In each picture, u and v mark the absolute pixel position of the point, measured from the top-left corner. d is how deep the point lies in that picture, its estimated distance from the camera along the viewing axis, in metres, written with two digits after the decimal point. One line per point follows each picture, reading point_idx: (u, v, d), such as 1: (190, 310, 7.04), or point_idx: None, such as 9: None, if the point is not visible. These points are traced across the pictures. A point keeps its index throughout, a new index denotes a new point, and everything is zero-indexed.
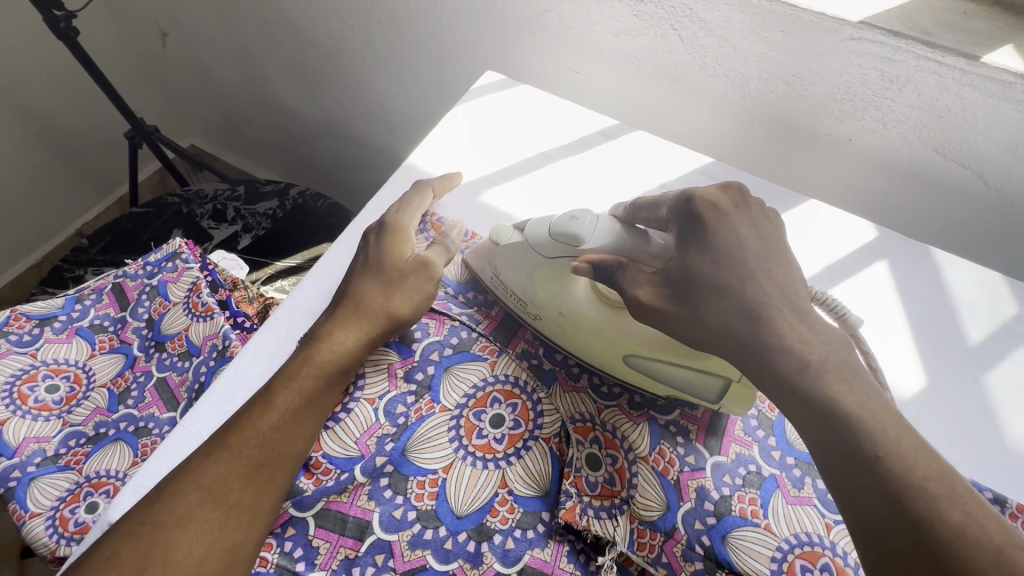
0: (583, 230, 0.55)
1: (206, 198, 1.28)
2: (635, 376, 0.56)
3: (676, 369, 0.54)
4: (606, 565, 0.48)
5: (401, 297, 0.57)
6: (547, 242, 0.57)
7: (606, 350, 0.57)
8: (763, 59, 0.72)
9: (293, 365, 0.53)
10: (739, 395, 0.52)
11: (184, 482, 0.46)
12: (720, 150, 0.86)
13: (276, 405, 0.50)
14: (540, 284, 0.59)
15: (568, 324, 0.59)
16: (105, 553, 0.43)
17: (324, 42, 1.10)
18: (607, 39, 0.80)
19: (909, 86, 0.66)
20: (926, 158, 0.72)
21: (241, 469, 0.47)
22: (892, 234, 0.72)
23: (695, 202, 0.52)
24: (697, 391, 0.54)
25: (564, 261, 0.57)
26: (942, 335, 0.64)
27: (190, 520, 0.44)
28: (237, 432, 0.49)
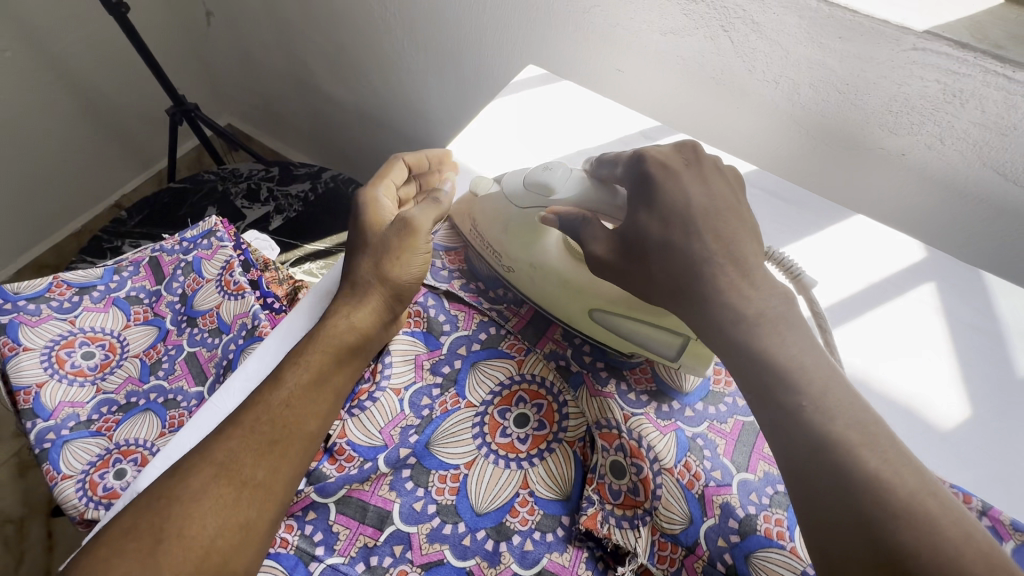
0: (554, 180, 0.60)
1: (240, 177, 1.30)
2: (598, 331, 0.58)
3: (637, 324, 0.56)
4: None
5: (393, 262, 0.56)
6: (522, 192, 0.62)
7: (572, 303, 0.59)
8: (816, 65, 0.69)
9: (301, 343, 0.53)
10: (696, 352, 0.53)
11: (200, 458, 0.47)
12: (763, 158, 0.84)
13: (285, 380, 0.51)
14: (513, 235, 0.63)
15: (538, 276, 0.61)
16: (125, 524, 0.44)
17: (364, 28, 1.10)
18: (654, 37, 0.78)
19: (972, 101, 0.63)
20: (985, 179, 0.68)
21: (253, 445, 0.47)
22: (944, 257, 0.69)
23: (647, 160, 0.53)
24: (657, 347, 0.55)
25: (535, 213, 0.62)
26: (990, 366, 0.61)
27: (203, 494, 0.45)
28: (247, 409, 0.49)
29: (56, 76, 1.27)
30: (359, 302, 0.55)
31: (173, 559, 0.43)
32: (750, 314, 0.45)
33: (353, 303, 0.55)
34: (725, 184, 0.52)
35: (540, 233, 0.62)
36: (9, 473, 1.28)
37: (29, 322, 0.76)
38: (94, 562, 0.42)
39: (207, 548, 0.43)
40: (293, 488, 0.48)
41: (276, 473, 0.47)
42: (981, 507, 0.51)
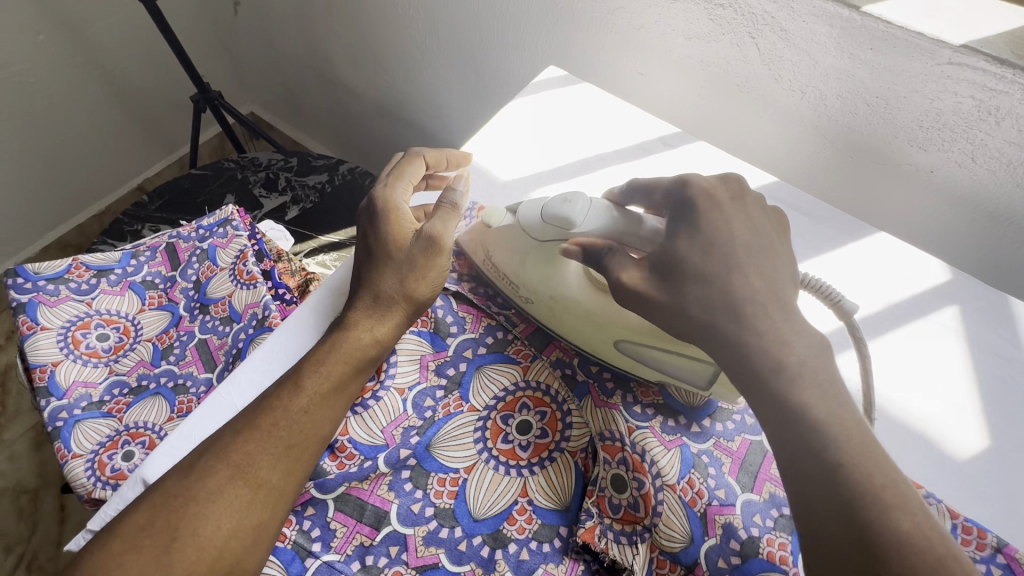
0: (574, 212, 0.56)
1: (260, 166, 1.32)
2: (627, 364, 0.57)
3: (662, 353, 0.54)
4: None
5: (418, 279, 0.55)
6: (539, 225, 0.58)
7: (596, 335, 0.58)
8: (846, 76, 0.67)
9: (321, 349, 0.52)
10: (725, 383, 0.51)
11: (216, 457, 0.47)
12: (782, 168, 0.82)
13: (305, 387, 0.50)
14: (530, 268, 0.61)
15: (558, 307, 0.60)
16: (140, 519, 0.44)
17: (388, 23, 1.10)
18: (678, 42, 0.77)
19: (1009, 120, 0.60)
20: (1016, 199, 0.66)
21: (271, 449, 0.47)
22: (968, 280, 0.66)
23: (692, 189, 0.51)
24: (685, 377, 0.53)
25: (554, 244, 0.59)
26: (1012, 395, 0.59)
27: (219, 495, 0.45)
28: (264, 411, 0.49)
29: (86, 61, 1.29)
30: (380, 312, 0.54)
31: (187, 558, 0.43)
32: (763, 332, 0.45)
33: (373, 313, 0.54)
34: (767, 220, 0.51)
35: (558, 263, 0.60)
36: (25, 444, 1.31)
37: (47, 301, 0.77)
38: (108, 553, 0.43)
39: (221, 549, 0.44)
40: (301, 488, 0.48)
41: (290, 477, 0.48)
42: (995, 543, 0.49)
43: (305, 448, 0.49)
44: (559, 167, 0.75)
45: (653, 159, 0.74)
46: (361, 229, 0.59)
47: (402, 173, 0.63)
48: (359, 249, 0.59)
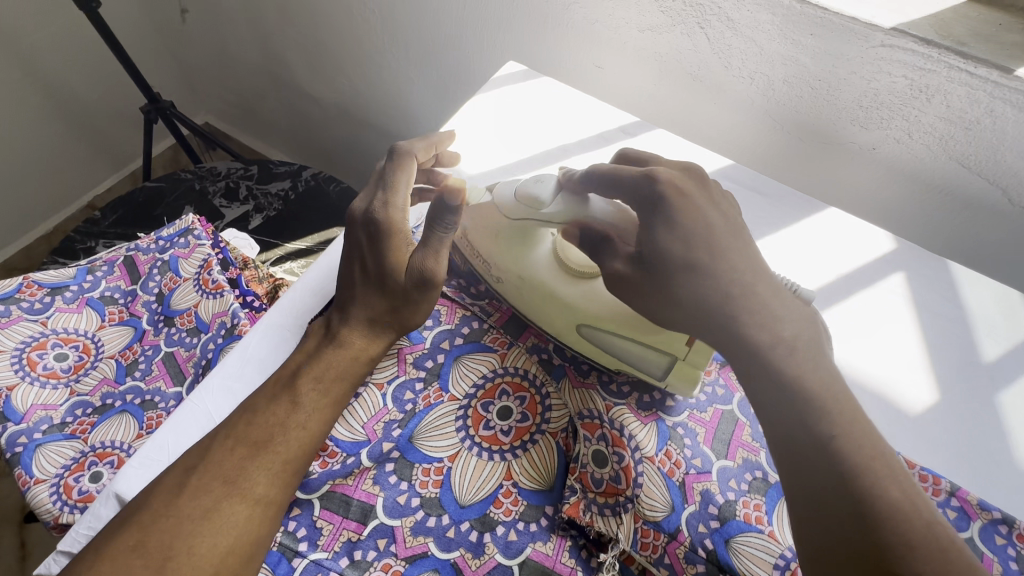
0: (545, 192, 0.58)
1: (218, 176, 1.28)
2: (584, 347, 0.58)
3: (627, 340, 0.56)
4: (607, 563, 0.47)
5: (412, 309, 0.55)
6: (514, 203, 0.60)
7: (560, 319, 0.59)
8: (790, 62, 0.71)
9: (315, 365, 0.52)
10: (685, 373, 0.53)
11: (209, 474, 0.46)
12: (737, 153, 0.85)
13: (303, 403, 0.50)
14: (504, 246, 0.62)
15: (526, 288, 0.61)
16: (129, 541, 0.43)
17: (345, 26, 1.10)
18: (631, 34, 0.80)
19: (938, 97, 0.66)
20: (948, 170, 0.72)
21: (268, 466, 0.47)
22: (911, 248, 0.71)
23: (661, 183, 0.52)
24: (644, 365, 0.55)
25: (529, 224, 0.61)
26: (957, 351, 0.64)
27: (212, 514, 0.44)
28: (258, 426, 0.48)
29: (25, 73, 1.23)
30: (372, 324, 0.55)
31: None
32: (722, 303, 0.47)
33: (369, 336, 0.54)
34: (732, 209, 0.54)
35: (530, 243, 0.63)
36: None
37: None
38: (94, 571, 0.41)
39: (216, 567, 0.43)
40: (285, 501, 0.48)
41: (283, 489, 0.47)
42: (949, 488, 0.53)
43: (301, 460, 0.48)
44: (524, 158, 0.76)
45: (615, 148, 0.76)
46: (355, 246, 0.58)
47: (397, 180, 0.60)
48: (351, 265, 0.58)
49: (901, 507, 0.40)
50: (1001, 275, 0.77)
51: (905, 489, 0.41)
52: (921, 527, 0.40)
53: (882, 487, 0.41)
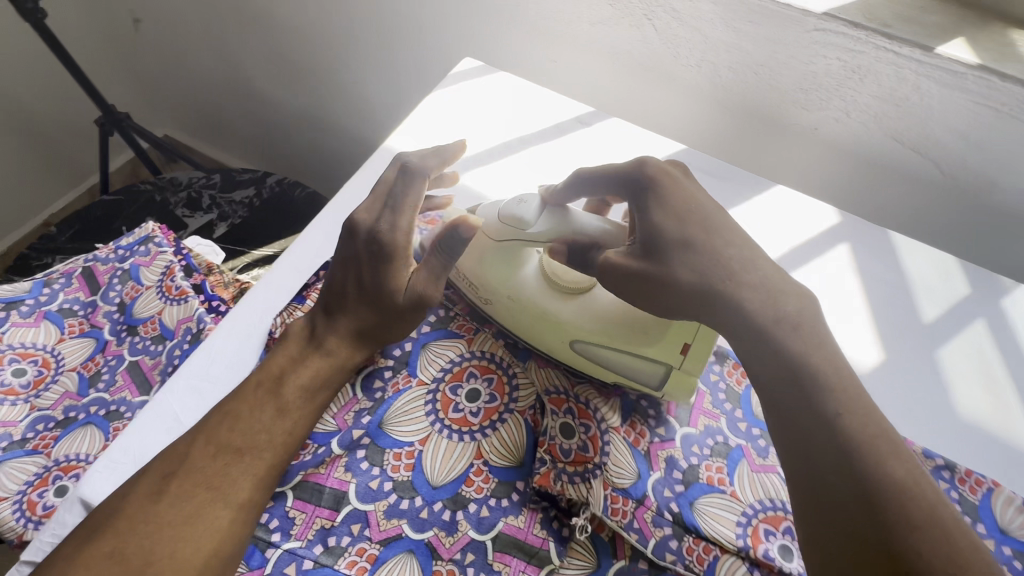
0: (528, 212, 0.55)
1: (180, 185, 1.26)
2: (583, 363, 0.57)
3: (620, 355, 0.55)
4: (579, 526, 0.49)
5: (401, 329, 0.55)
6: (496, 226, 0.57)
7: (553, 337, 0.58)
8: (734, 49, 0.75)
9: (301, 373, 0.51)
10: (681, 382, 0.54)
11: (190, 479, 0.45)
12: (690, 140, 0.89)
13: (290, 410, 0.50)
14: (492, 268, 0.59)
15: (517, 309, 0.59)
16: (105, 547, 0.42)
17: (303, 30, 1.10)
18: (583, 28, 0.82)
19: (870, 76, 0.70)
20: (884, 145, 0.76)
21: (253, 470, 0.47)
22: (854, 220, 0.75)
23: (649, 171, 0.53)
24: (639, 377, 0.55)
25: (514, 244, 0.58)
26: (900, 314, 0.68)
27: (195, 519, 0.44)
28: (239, 432, 0.48)
29: None
30: (359, 331, 0.54)
31: None
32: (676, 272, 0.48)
33: (355, 348, 0.54)
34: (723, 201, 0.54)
35: (517, 261, 0.60)
36: None
37: None
38: None
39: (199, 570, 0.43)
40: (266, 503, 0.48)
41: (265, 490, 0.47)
42: None
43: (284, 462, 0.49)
44: (485, 150, 0.77)
45: (572, 138, 0.78)
46: (351, 250, 0.55)
47: (405, 199, 0.58)
48: (342, 266, 0.55)
49: (906, 487, 0.37)
50: (937, 242, 0.82)
51: (909, 469, 0.38)
52: (924, 505, 0.37)
53: (883, 467, 0.38)
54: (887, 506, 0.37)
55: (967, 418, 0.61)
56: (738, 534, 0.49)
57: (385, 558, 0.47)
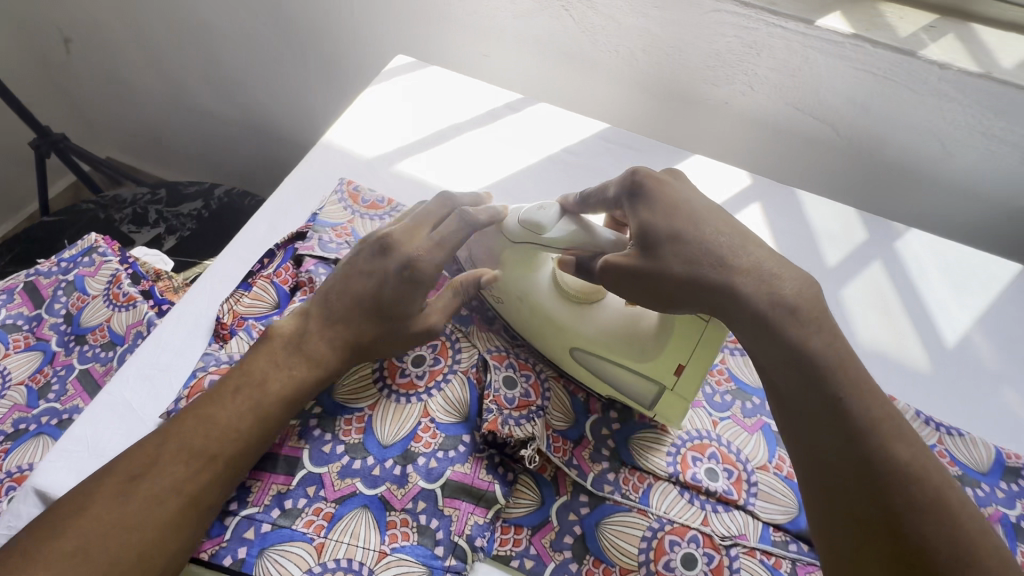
0: (547, 218, 0.57)
1: (124, 203, 1.25)
2: (579, 370, 0.59)
3: (621, 369, 0.57)
4: (529, 458, 0.53)
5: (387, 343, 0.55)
6: (517, 228, 0.59)
7: (554, 341, 0.60)
8: (645, 33, 0.81)
9: (283, 384, 0.51)
10: (671, 404, 0.56)
11: (158, 482, 0.46)
12: (617, 121, 0.95)
13: (267, 419, 0.50)
14: (509, 264, 0.61)
15: (525, 309, 0.61)
16: (66, 546, 0.43)
17: (240, 39, 1.11)
18: (509, 21, 0.87)
19: (766, 51, 0.78)
20: (787, 114, 0.84)
21: (224, 472, 0.48)
22: (765, 182, 0.82)
23: (638, 174, 0.53)
24: (634, 393, 0.58)
25: (533, 248, 0.60)
26: (808, 260, 0.75)
27: (164, 520, 0.45)
28: (215, 437, 0.48)
29: None
30: (344, 341, 0.54)
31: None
32: None
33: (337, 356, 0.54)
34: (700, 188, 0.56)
35: (536, 263, 0.62)
36: None
37: None
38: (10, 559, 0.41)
39: (167, 564, 0.44)
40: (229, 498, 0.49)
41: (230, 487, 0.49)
42: None
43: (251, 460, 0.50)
44: (423, 139, 0.81)
45: (504, 124, 0.83)
46: (368, 269, 0.56)
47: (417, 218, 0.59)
48: (357, 277, 0.55)
49: (910, 469, 0.41)
50: (843, 197, 0.90)
51: (915, 453, 0.42)
52: (929, 487, 0.40)
53: (891, 449, 0.41)
54: (892, 486, 0.40)
55: (868, 346, 0.68)
56: (668, 462, 0.56)
57: (341, 515, 0.50)
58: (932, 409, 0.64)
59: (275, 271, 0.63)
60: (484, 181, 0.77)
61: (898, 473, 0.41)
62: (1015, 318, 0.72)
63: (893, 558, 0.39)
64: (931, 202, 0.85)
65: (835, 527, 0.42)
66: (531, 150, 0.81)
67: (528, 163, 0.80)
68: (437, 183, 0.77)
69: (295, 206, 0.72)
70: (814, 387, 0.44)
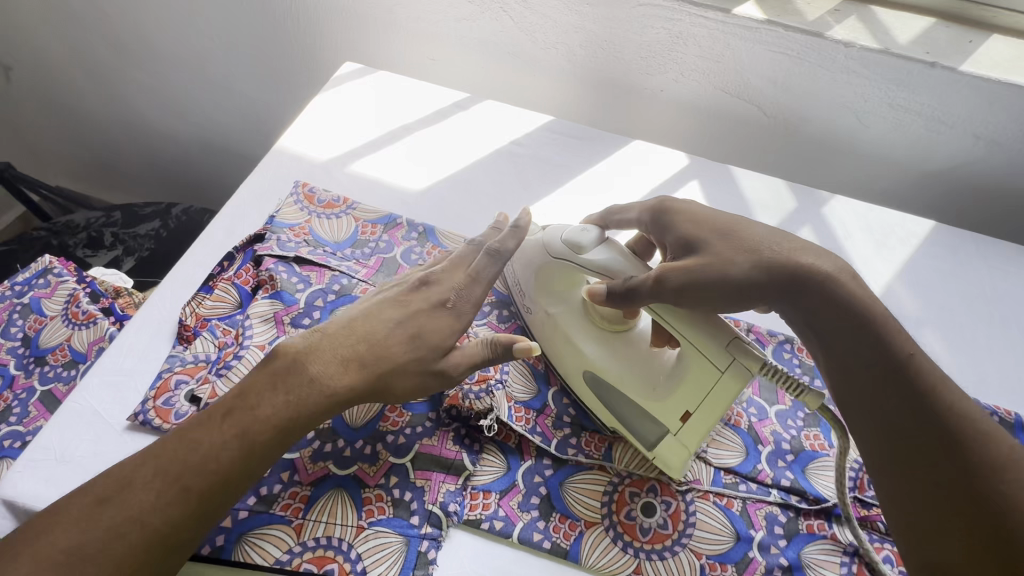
0: (589, 244, 0.57)
1: (78, 228, 1.23)
2: (589, 395, 0.59)
3: (632, 403, 0.56)
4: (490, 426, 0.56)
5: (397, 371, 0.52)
6: (558, 245, 0.59)
7: (571, 364, 0.60)
8: (580, 29, 0.86)
9: (270, 409, 0.48)
10: (672, 449, 0.54)
11: (125, 508, 0.43)
12: (562, 114, 1.00)
13: (249, 449, 0.46)
14: (545, 277, 0.62)
15: (551, 326, 0.62)
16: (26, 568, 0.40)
17: (188, 57, 1.12)
18: (451, 24, 0.91)
19: (691, 40, 0.84)
20: (717, 98, 0.90)
21: (195, 501, 0.44)
22: (702, 162, 0.88)
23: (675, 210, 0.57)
24: (639, 431, 0.56)
25: (570, 269, 0.59)
26: None
27: (128, 548, 0.42)
28: (193, 465, 0.45)
29: None
30: (352, 367, 0.51)
31: None
32: None
33: (335, 382, 0.50)
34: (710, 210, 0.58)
35: (575, 283, 0.62)
36: None
37: None
38: None
39: None
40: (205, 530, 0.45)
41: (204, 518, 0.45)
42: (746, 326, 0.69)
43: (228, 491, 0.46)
44: (375, 140, 0.84)
45: (452, 122, 0.87)
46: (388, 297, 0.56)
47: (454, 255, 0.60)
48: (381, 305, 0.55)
49: (983, 427, 0.43)
50: (776, 173, 0.97)
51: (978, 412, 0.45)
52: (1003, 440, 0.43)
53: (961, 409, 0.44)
54: (975, 446, 0.42)
55: None
56: None
57: (317, 497, 0.52)
58: None
59: (235, 272, 0.65)
60: (437, 176, 0.81)
61: (975, 426, 0.43)
62: (931, 268, 0.79)
63: (1000, 515, 0.40)
64: (853, 171, 0.93)
65: (938, 497, 0.42)
66: (481, 145, 0.85)
67: (478, 157, 0.83)
68: (391, 181, 0.79)
69: (252, 210, 0.74)
70: (882, 360, 0.46)
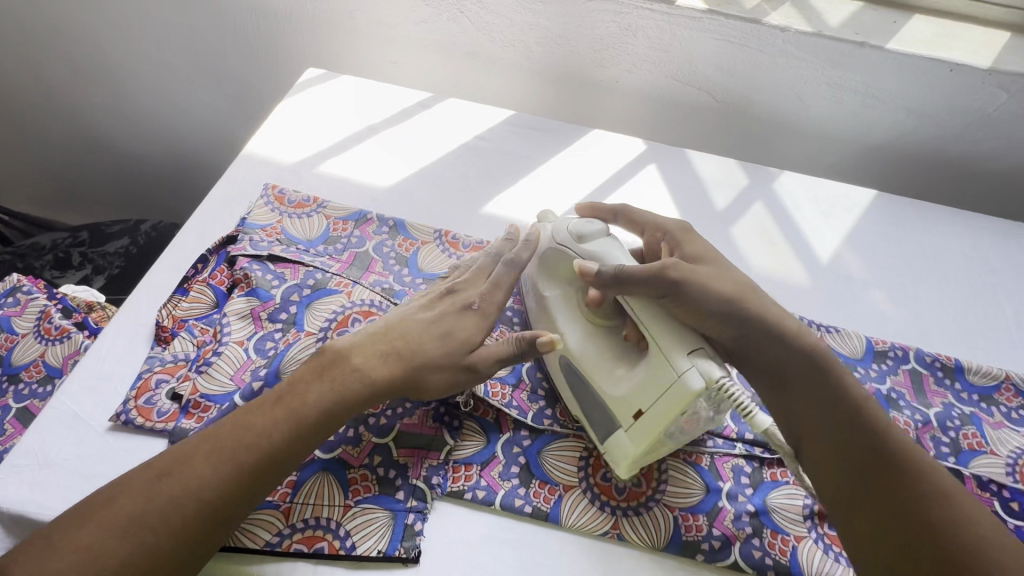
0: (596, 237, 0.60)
1: (43, 249, 1.21)
2: (563, 383, 0.61)
3: (594, 395, 0.57)
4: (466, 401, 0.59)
5: (433, 367, 0.54)
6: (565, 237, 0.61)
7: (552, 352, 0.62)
8: (535, 26, 0.90)
9: (321, 395, 0.50)
10: (619, 445, 0.55)
11: (184, 481, 0.45)
12: (524, 109, 1.03)
13: (300, 433, 0.48)
14: (546, 268, 0.63)
15: (543, 313, 0.63)
16: (84, 539, 0.42)
17: (151, 71, 1.12)
18: (411, 27, 0.94)
19: (640, 32, 0.88)
20: (669, 86, 0.95)
21: (247, 479, 0.46)
22: (658, 147, 0.92)
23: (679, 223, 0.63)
24: (597, 423, 0.57)
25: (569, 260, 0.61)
26: (700, 207, 0.85)
27: (185, 522, 0.44)
28: (249, 445, 0.47)
29: None
30: (392, 359, 0.53)
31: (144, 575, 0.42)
32: None
33: (383, 369, 0.52)
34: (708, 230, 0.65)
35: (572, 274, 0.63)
36: None
37: None
38: None
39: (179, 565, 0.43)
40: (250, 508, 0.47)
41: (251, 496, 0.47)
42: None
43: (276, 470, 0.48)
44: (342, 142, 0.86)
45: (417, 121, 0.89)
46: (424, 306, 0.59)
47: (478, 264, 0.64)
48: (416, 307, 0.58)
49: (907, 448, 0.48)
50: (730, 154, 1.02)
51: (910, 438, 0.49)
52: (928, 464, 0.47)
53: (891, 431, 0.49)
54: (895, 462, 0.47)
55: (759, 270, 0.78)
56: None
57: (303, 480, 0.54)
58: (813, 313, 0.74)
59: (210, 274, 0.67)
60: (405, 173, 0.83)
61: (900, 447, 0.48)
62: (874, 233, 0.84)
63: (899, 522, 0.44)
64: (800, 148, 0.98)
65: (851, 498, 0.48)
66: (447, 141, 0.88)
67: (444, 153, 0.86)
68: (360, 179, 0.81)
69: (223, 214, 0.75)
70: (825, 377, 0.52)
